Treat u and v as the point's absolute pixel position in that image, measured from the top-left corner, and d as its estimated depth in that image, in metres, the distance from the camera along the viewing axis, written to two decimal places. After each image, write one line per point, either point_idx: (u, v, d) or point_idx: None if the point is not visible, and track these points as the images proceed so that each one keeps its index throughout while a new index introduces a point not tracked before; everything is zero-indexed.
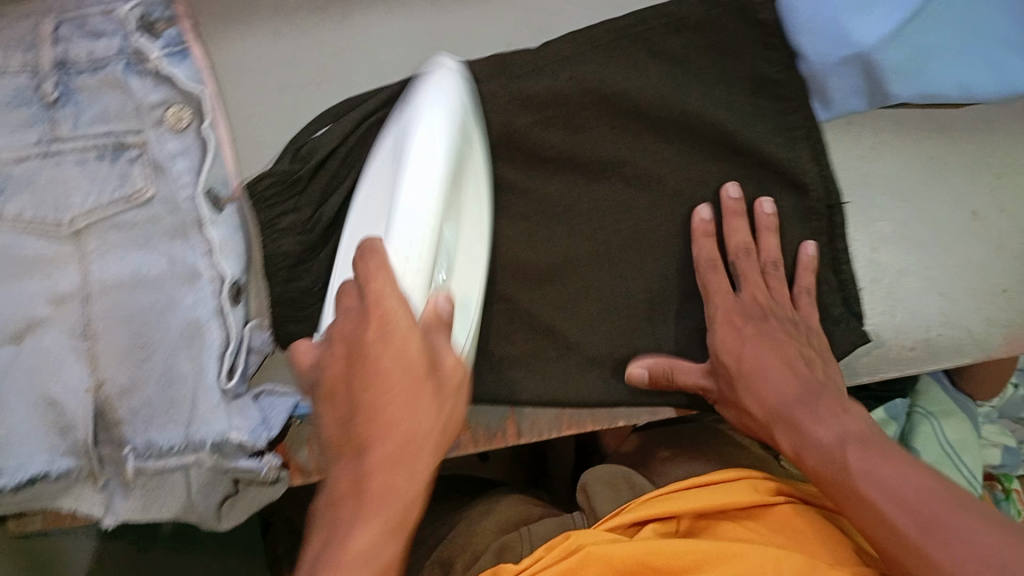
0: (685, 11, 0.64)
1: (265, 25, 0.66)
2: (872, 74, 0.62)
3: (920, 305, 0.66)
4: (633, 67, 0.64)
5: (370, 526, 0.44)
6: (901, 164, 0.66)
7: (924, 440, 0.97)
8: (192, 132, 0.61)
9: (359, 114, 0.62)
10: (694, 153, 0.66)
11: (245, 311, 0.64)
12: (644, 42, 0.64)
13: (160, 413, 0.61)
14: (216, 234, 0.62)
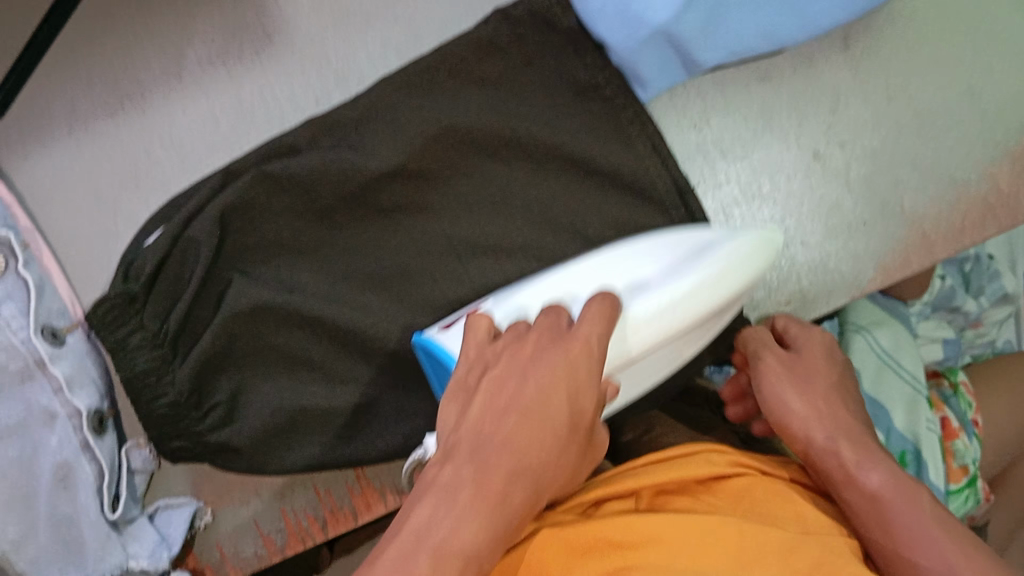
0: (490, 32, 0.63)
1: (65, 143, 0.65)
2: (678, 45, 0.62)
3: (785, 259, 0.66)
4: (451, 98, 0.63)
5: (481, 517, 0.44)
6: (732, 124, 0.66)
7: (860, 356, 0.90)
8: (12, 275, 0.59)
9: (182, 217, 0.60)
10: (534, 165, 0.64)
11: (114, 439, 0.62)
12: (461, 74, 0.63)
13: (58, 557, 0.60)
14: (60, 370, 0.59)
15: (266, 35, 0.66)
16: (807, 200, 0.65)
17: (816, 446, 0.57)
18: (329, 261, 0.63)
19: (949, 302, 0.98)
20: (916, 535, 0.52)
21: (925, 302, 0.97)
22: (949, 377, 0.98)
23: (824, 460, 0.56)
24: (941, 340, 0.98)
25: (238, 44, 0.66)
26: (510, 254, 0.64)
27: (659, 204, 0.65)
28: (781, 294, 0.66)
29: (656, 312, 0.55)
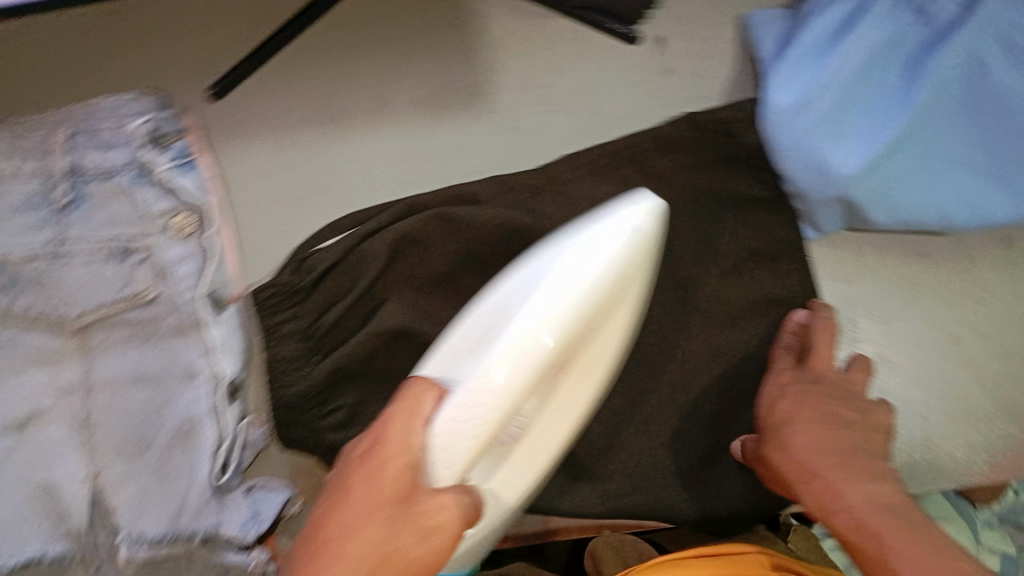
0: (673, 132, 0.66)
1: (266, 139, 0.70)
2: (851, 205, 0.65)
3: (903, 426, 0.67)
4: (627, 186, 0.67)
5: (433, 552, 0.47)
6: (882, 288, 0.68)
7: None
8: (196, 239, 0.64)
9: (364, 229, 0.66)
10: (691, 266, 0.67)
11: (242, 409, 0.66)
12: (637, 162, 0.67)
13: (153, 503, 0.61)
14: (215, 334, 0.65)
15: (470, 89, 0.70)
16: (930, 369, 0.67)
17: (802, 448, 0.56)
18: (471, 308, 0.67)
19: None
20: (904, 555, 0.48)
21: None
22: None
23: (806, 459, 0.55)
24: (1000, 554, 0.82)
25: (444, 92, 0.70)
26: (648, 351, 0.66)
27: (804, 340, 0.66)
28: (891, 458, 0.66)
29: (492, 374, 0.49)
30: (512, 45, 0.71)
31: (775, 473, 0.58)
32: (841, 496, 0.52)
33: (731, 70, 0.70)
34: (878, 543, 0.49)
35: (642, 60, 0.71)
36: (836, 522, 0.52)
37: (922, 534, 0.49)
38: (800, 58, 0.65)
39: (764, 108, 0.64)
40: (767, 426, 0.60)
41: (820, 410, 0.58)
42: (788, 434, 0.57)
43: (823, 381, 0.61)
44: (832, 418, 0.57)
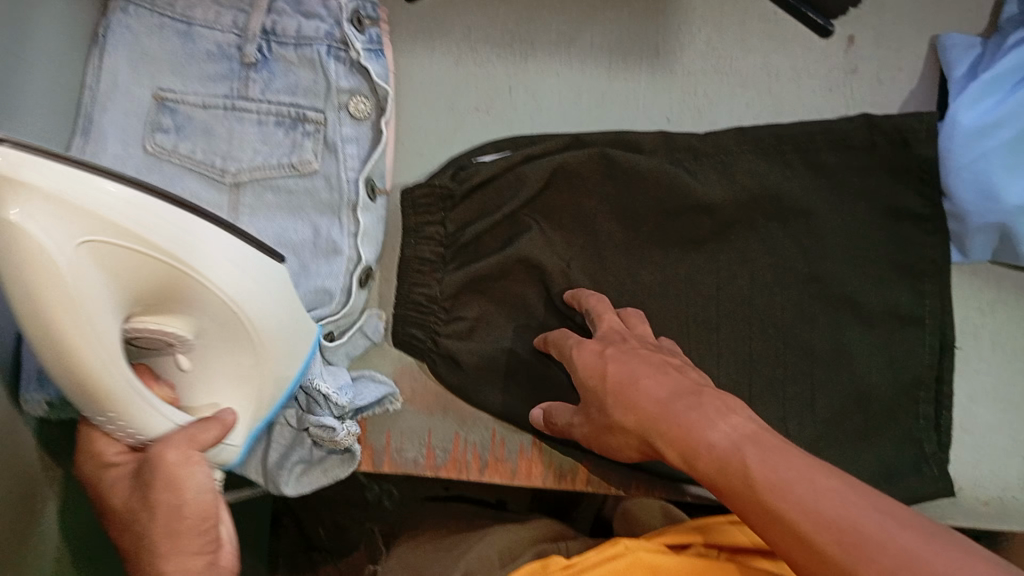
0: (850, 131, 0.67)
1: (448, 47, 0.72)
2: (1007, 238, 0.65)
3: (1002, 463, 0.67)
4: (787, 168, 0.67)
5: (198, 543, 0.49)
6: (1012, 327, 0.68)
7: None
8: (368, 124, 0.68)
9: (526, 153, 0.66)
10: (833, 261, 0.67)
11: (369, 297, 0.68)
12: (803, 150, 0.67)
13: None
14: (364, 219, 0.66)
15: (654, 48, 0.72)
16: None
17: (669, 399, 0.49)
18: (614, 255, 0.68)
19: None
20: (800, 488, 0.41)
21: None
22: None
23: (674, 407, 0.48)
24: None
25: (629, 43, 0.72)
26: (771, 336, 0.67)
27: (925, 357, 0.67)
28: (983, 492, 0.67)
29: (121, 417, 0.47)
30: (704, 11, 0.72)
31: (609, 423, 0.54)
32: (701, 435, 0.46)
33: (916, 84, 0.71)
34: (743, 471, 0.43)
35: (831, 55, 0.71)
36: (703, 465, 0.45)
37: (835, 484, 0.41)
38: (996, 80, 0.65)
39: (948, 124, 0.65)
40: (599, 393, 0.54)
41: (690, 386, 0.50)
42: (629, 389, 0.52)
43: (625, 340, 0.58)
44: (651, 373, 0.52)
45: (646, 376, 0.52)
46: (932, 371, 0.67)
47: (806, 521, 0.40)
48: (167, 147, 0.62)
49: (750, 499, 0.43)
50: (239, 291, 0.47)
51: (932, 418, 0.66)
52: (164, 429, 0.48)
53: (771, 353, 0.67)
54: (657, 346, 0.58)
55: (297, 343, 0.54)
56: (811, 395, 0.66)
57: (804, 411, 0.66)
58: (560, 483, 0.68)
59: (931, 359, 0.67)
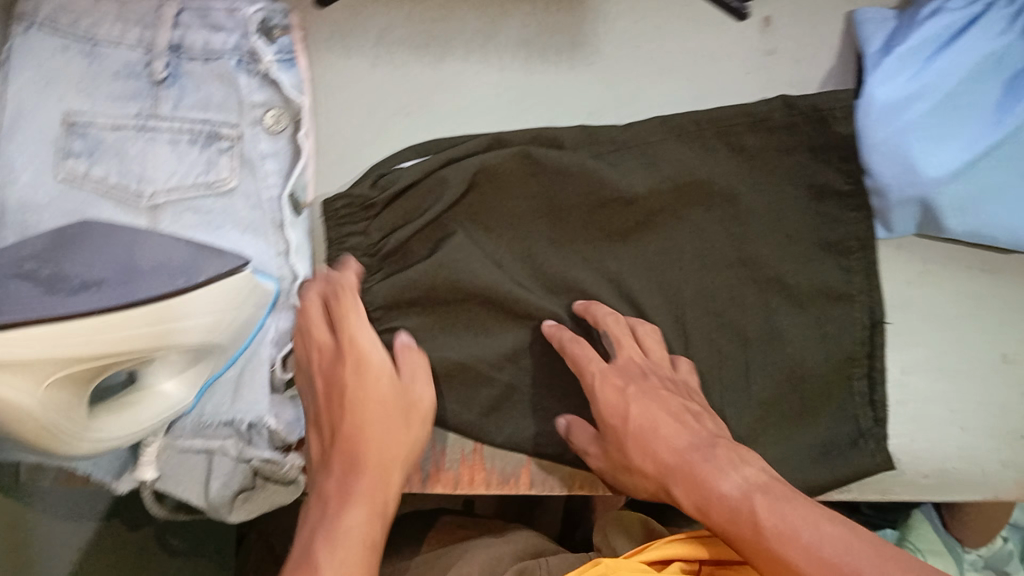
0: (769, 111, 0.66)
1: (364, 51, 0.70)
2: (930, 210, 0.65)
3: (940, 435, 0.68)
4: (709, 155, 0.66)
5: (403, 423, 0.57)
6: (940, 298, 0.69)
7: None
8: (285, 138, 0.66)
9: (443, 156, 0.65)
10: (764, 240, 0.67)
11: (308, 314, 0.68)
12: (727, 136, 0.66)
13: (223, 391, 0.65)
14: (293, 235, 0.65)
15: (571, 40, 0.71)
16: (975, 384, 0.68)
17: (689, 448, 0.54)
18: (544, 252, 0.67)
19: (1004, 565, 0.98)
20: (808, 536, 0.45)
21: (982, 553, 0.97)
22: None
23: (694, 458, 0.54)
24: None
25: (546, 37, 0.71)
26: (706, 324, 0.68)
27: (858, 335, 0.68)
28: (923, 465, 0.68)
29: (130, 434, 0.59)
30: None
31: (627, 464, 0.58)
32: (712, 487, 0.51)
33: (834, 61, 0.71)
34: (754, 520, 0.48)
35: (749, 36, 0.71)
36: (716, 513, 0.50)
37: (838, 537, 0.45)
38: (910, 53, 0.64)
39: (863, 100, 0.64)
40: (619, 432, 0.58)
41: (709, 440, 0.55)
42: (649, 435, 0.56)
43: (651, 376, 0.61)
44: (669, 414, 0.57)
45: (664, 422, 0.56)
46: (862, 350, 0.67)
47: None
48: (80, 172, 0.61)
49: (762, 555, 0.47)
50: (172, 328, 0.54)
51: (867, 394, 0.68)
52: (133, 429, 0.59)
53: (707, 343, 0.67)
54: (676, 383, 0.62)
55: (259, 307, 0.62)
56: (747, 377, 0.67)
57: (739, 397, 0.67)
58: (503, 487, 0.69)
59: (863, 334, 0.68)
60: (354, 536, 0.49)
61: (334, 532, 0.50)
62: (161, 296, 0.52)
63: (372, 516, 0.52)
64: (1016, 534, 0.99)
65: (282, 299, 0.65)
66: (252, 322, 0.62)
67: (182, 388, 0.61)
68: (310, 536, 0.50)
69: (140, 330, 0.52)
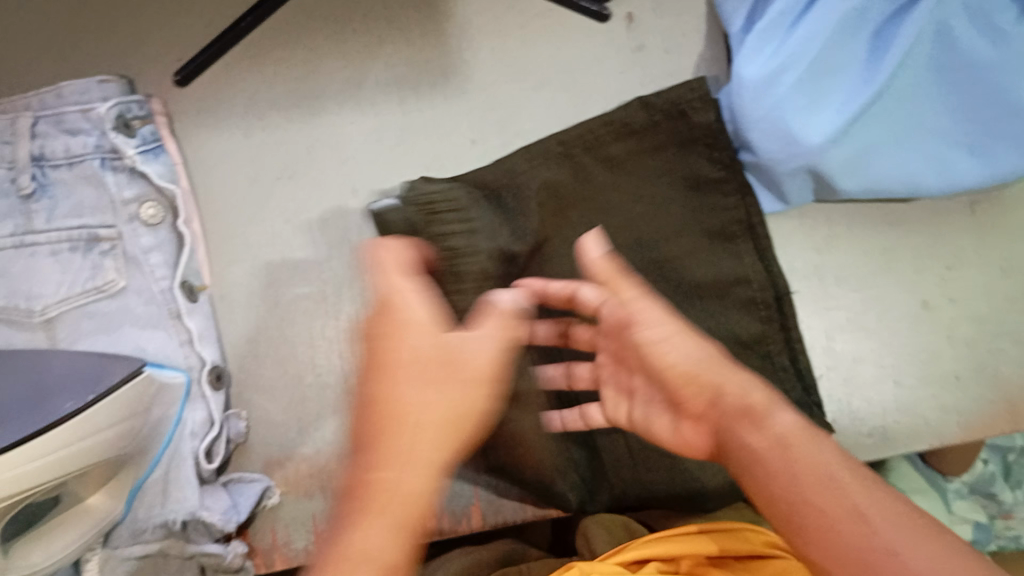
0: (628, 117, 0.66)
1: (236, 123, 0.69)
2: (819, 176, 0.65)
3: (876, 392, 0.67)
4: (580, 172, 0.67)
5: (443, 389, 0.42)
6: (850, 257, 0.69)
7: None
8: (165, 228, 0.64)
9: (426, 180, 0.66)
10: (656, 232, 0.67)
11: (228, 400, 0.66)
12: (591, 149, 0.66)
13: (156, 491, 0.62)
14: (193, 323, 0.64)
15: (442, 71, 0.70)
16: (902, 335, 0.68)
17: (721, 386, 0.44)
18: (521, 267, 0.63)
19: (987, 488, 0.96)
20: (821, 491, 0.38)
21: (964, 480, 0.95)
22: None
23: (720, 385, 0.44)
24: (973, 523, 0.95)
25: (416, 73, 0.70)
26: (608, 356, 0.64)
27: (763, 315, 0.66)
28: (865, 425, 0.67)
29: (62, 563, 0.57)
30: (481, 22, 0.71)
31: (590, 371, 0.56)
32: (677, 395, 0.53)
33: (703, 45, 0.71)
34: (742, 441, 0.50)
35: (616, 37, 0.71)
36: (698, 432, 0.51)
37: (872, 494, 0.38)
38: (770, 29, 0.65)
39: (735, 81, 0.65)
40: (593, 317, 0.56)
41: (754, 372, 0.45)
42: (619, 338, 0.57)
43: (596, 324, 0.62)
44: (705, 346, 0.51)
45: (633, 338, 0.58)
46: (773, 327, 0.66)
47: (774, 511, 0.40)
48: None
49: (770, 495, 0.40)
50: (75, 450, 0.53)
51: (789, 365, 0.66)
52: (62, 558, 0.56)
53: None
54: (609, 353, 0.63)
55: (165, 401, 0.61)
56: None
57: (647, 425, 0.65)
58: (454, 529, 0.67)
59: (769, 308, 0.66)
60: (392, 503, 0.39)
61: (344, 558, 0.37)
62: (52, 423, 0.51)
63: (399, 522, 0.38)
64: (995, 455, 0.98)
65: (194, 389, 0.64)
66: (157, 420, 0.61)
67: (106, 502, 0.59)
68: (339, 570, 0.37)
69: (41, 462, 0.50)
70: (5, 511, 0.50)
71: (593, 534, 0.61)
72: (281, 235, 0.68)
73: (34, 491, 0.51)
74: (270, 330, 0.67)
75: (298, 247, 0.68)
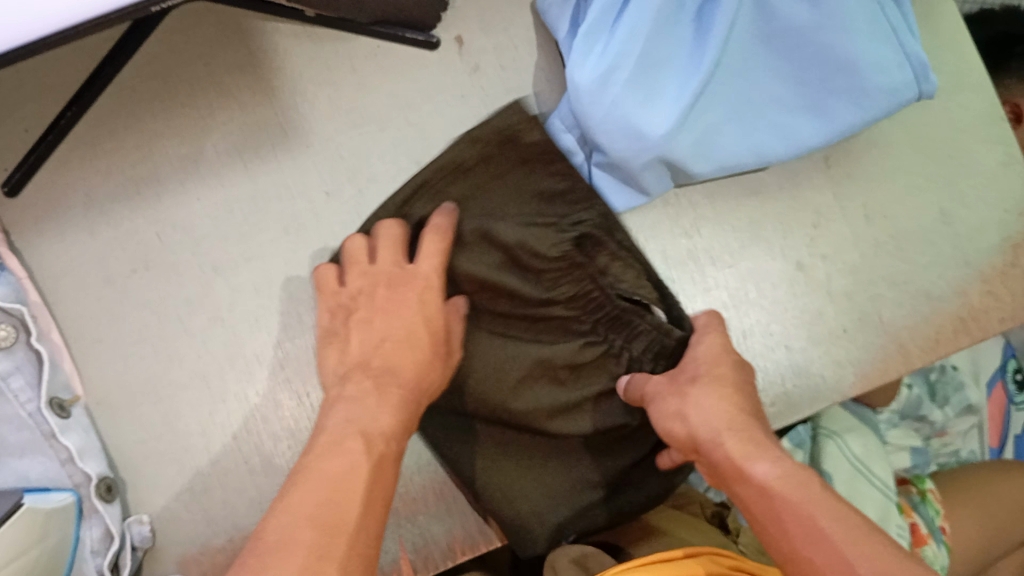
0: (480, 135, 0.65)
1: (78, 223, 0.66)
2: (672, 163, 0.65)
3: (772, 361, 0.68)
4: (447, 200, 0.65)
5: (430, 360, 0.60)
6: (721, 235, 0.69)
7: (833, 461, 0.92)
8: (21, 348, 0.61)
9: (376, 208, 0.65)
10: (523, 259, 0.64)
11: (125, 506, 0.64)
12: (438, 191, 0.65)
13: None
14: (71, 441, 0.61)
15: (283, 130, 0.69)
16: (785, 301, 0.69)
17: (725, 441, 0.55)
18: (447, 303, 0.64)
19: (916, 411, 1.02)
20: (805, 545, 0.47)
21: (892, 409, 1.00)
22: (919, 485, 0.96)
23: (724, 444, 0.54)
24: (908, 449, 1.00)
25: (256, 137, 0.68)
26: (511, 384, 0.65)
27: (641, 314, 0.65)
28: (765, 395, 0.68)
29: None
30: (313, 72, 0.69)
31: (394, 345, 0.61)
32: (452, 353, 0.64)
33: (537, 55, 0.71)
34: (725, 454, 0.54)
35: (449, 62, 0.70)
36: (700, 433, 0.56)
37: (847, 528, 0.46)
38: (595, 28, 0.64)
39: (571, 86, 0.64)
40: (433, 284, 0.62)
41: (724, 362, 0.61)
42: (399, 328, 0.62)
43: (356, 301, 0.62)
44: (675, 396, 0.59)
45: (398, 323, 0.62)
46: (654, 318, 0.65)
47: (787, 558, 0.48)
48: None
49: (789, 549, 0.48)
50: None
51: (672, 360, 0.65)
52: None
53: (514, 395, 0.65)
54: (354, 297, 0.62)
55: (58, 525, 0.59)
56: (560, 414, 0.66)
57: (553, 451, 0.67)
58: None
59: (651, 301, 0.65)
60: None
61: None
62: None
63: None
64: (917, 378, 1.02)
65: (86, 505, 0.62)
66: (55, 546, 0.58)
67: None
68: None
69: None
70: None
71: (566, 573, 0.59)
72: (150, 327, 0.66)
73: None
74: (158, 426, 0.65)
75: (170, 337, 0.66)
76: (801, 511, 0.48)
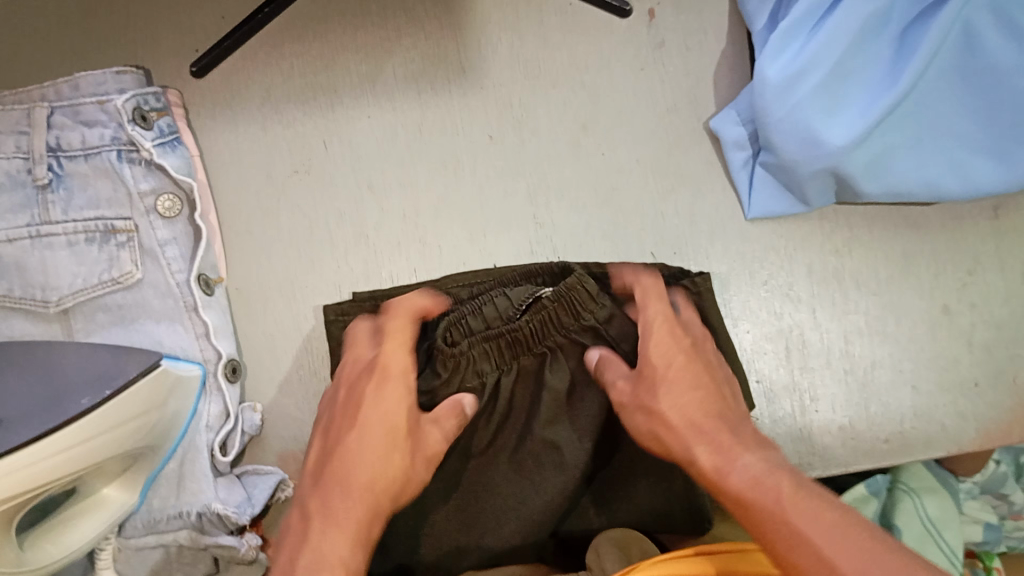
0: None
1: (251, 116, 0.68)
2: (842, 178, 0.64)
3: (895, 397, 0.67)
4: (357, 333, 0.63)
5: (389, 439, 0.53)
6: (870, 261, 0.68)
7: (905, 519, 0.84)
8: (182, 221, 0.64)
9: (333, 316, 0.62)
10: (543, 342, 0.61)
11: (241, 392, 0.66)
12: None
13: (169, 484, 0.63)
14: (210, 318, 0.64)
15: (460, 67, 0.70)
16: (920, 341, 0.67)
17: (695, 451, 0.50)
18: (509, 502, 0.61)
19: (999, 488, 0.91)
20: (825, 544, 0.42)
21: (976, 480, 0.89)
22: (985, 560, 0.92)
23: (696, 460, 0.49)
24: (983, 523, 0.90)
25: (434, 69, 0.69)
26: (514, 476, 0.61)
27: None
28: (882, 430, 0.66)
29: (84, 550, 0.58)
30: (501, 17, 0.70)
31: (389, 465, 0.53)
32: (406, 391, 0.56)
33: (724, 44, 0.71)
34: (696, 466, 0.49)
35: (633, 34, 0.70)
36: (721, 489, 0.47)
37: (838, 526, 0.42)
38: (794, 27, 0.63)
39: (758, 80, 0.63)
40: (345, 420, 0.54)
41: (669, 355, 0.55)
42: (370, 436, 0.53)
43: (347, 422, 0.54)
44: (643, 411, 0.53)
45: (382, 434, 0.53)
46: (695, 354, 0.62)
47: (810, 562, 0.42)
48: None
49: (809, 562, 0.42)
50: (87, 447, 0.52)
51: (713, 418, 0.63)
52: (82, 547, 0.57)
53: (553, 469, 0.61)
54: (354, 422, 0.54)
55: (182, 394, 0.61)
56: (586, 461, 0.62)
57: (554, 481, 0.61)
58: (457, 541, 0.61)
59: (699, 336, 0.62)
60: (367, 463, 0.51)
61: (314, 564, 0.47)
62: (65, 421, 0.51)
63: (364, 494, 0.51)
64: (1007, 454, 0.91)
65: (210, 381, 0.64)
66: (174, 414, 0.61)
67: (122, 493, 0.60)
68: (289, 563, 0.48)
69: (52, 460, 0.50)
70: (20, 506, 0.50)
71: (605, 554, 0.57)
72: (298, 228, 0.67)
73: (49, 486, 0.52)
74: (285, 325, 0.67)
75: (315, 244, 0.67)
76: (814, 524, 0.43)
